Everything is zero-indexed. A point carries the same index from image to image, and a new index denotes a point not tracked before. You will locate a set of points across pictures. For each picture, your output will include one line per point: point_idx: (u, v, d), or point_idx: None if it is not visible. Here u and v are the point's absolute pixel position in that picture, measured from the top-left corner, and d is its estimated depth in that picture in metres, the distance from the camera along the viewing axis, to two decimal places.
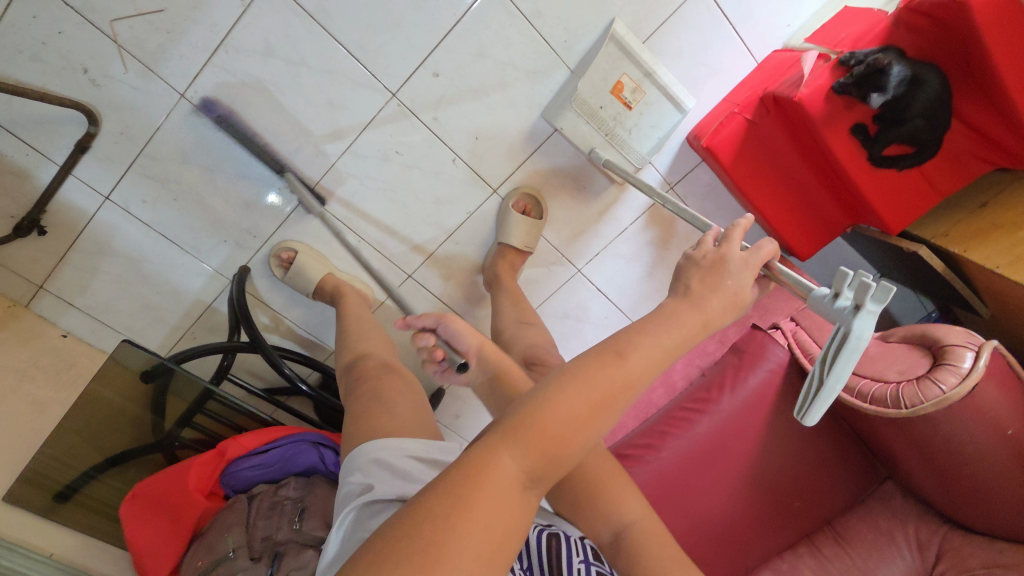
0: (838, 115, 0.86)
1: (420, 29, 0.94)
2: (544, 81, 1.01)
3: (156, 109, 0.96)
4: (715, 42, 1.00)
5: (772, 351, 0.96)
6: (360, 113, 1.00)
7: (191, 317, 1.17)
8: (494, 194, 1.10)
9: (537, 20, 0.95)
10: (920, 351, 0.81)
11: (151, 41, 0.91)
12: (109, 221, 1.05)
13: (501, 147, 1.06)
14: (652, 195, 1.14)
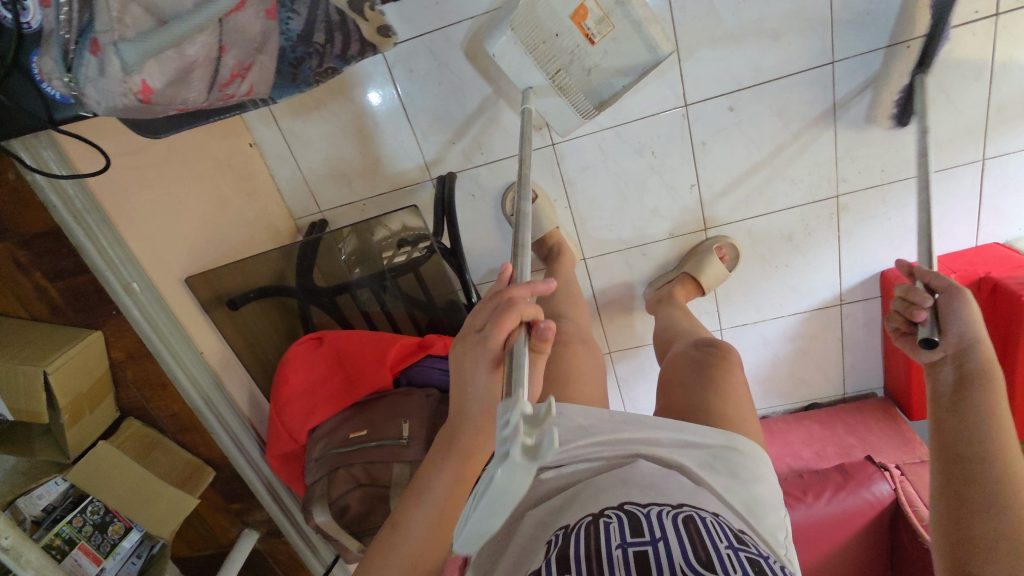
0: None
1: (747, 65, 0.99)
2: (810, 164, 1.06)
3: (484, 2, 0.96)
4: (959, 209, 1.08)
5: (877, 487, 1.05)
6: (648, 102, 1.03)
7: (372, 191, 1.16)
8: (702, 231, 1.15)
9: (841, 113, 1.02)
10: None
11: None
12: (368, 69, 1.03)
13: (737, 196, 1.11)
14: (822, 302, 1.20)
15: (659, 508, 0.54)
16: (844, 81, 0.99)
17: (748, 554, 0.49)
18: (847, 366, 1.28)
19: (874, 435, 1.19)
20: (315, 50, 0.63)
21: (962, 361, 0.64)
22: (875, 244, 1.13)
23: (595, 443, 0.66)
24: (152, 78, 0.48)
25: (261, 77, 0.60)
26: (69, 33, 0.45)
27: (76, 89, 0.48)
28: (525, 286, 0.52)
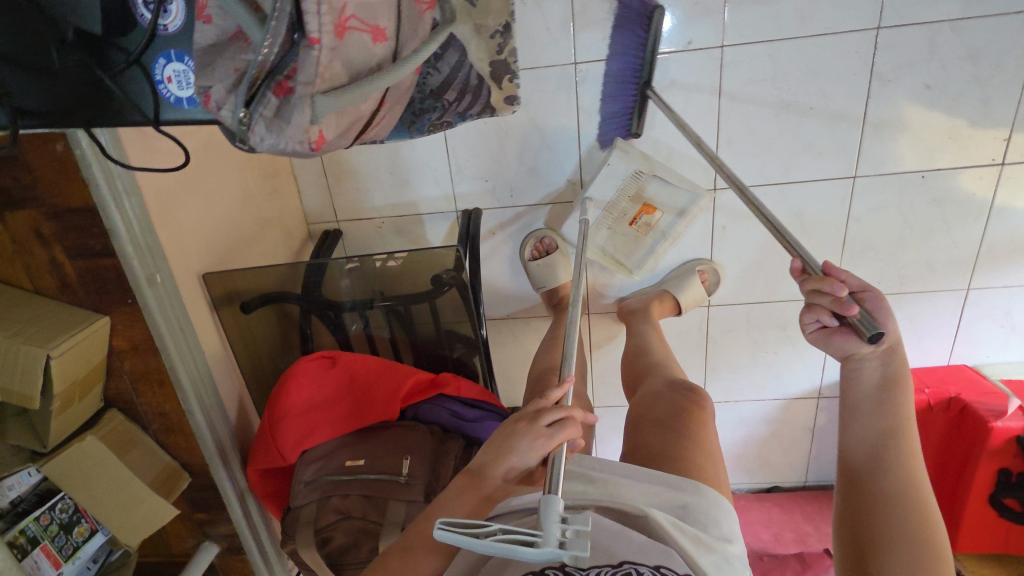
0: (1001, 454, 1.04)
1: (778, 164, 1.05)
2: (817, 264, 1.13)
3: (547, 56, 0.99)
4: (938, 329, 1.17)
5: None
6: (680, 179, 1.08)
7: (393, 212, 1.15)
8: (706, 307, 1.19)
9: (853, 223, 1.09)
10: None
11: (600, 11, 0.96)
12: None
13: (744, 281, 1.16)
14: (801, 392, 1.27)
15: (601, 568, 0.55)
16: (860, 195, 1.06)
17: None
18: (812, 456, 1.34)
19: None
20: (441, 105, 0.59)
21: (888, 360, 0.66)
22: None
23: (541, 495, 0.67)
24: (329, 129, 0.45)
25: (387, 126, 0.55)
26: (260, 70, 0.41)
27: (243, 125, 0.44)
28: (582, 411, 0.62)
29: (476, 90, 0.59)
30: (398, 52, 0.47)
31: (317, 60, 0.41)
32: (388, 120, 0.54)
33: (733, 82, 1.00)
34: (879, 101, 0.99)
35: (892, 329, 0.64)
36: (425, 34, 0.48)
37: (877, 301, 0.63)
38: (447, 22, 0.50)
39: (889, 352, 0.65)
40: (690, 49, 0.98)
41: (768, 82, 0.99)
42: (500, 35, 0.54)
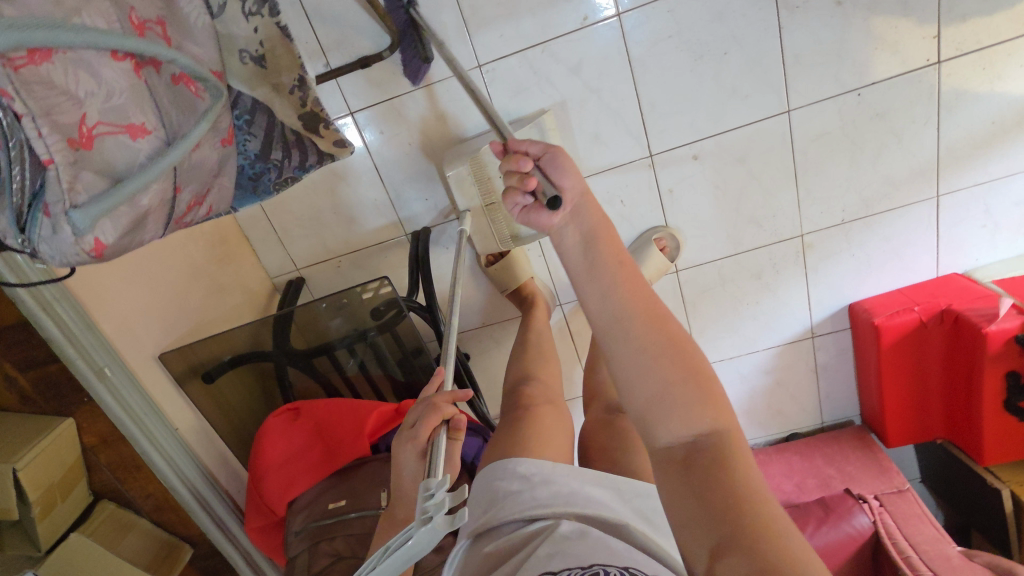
0: (1009, 356, 0.99)
1: (707, 116, 1.02)
2: (774, 205, 1.10)
3: (450, 65, 0.99)
4: (918, 242, 1.12)
5: (857, 520, 1.07)
6: (614, 154, 1.06)
7: (347, 249, 1.16)
8: (674, 272, 1.17)
9: (800, 158, 1.05)
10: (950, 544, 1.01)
11: (490, 9, 0.95)
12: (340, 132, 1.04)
13: (705, 239, 1.14)
14: (795, 335, 1.24)
15: (572, 570, 0.53)
16: (800, 127, 1.03)
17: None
18: (822, 396, 1.31)
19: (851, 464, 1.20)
20: (274, 165, 0.70)
21: (582, 220, 0.58)
22: (841, 276, 1.17)
23: (522, 500, 0.65)
24: (106, 233, 0.46)
25: (218, 197, 0.63)
26: (20, 199, 0.42)
27: (29, 247, 0.45)
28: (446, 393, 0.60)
29: (299, 142, 0.71)
30: (170, 137, 0.52)
31: (61, 181, 0.42)
32: (213, 194, 0.62)
33: (640, 46, 0.97)
34: (794, 30, 0.95)
35: (573, 184, 0.59)
36: (202, 112, 0.56)
37: (555, 158, 0.59)
38: (217, 96, 0.58)
39: (580, 215, 0.58)
40: (588, 24, 0.96)
41: (677, 37, 0.97)
42: (298, 89, 0.67)
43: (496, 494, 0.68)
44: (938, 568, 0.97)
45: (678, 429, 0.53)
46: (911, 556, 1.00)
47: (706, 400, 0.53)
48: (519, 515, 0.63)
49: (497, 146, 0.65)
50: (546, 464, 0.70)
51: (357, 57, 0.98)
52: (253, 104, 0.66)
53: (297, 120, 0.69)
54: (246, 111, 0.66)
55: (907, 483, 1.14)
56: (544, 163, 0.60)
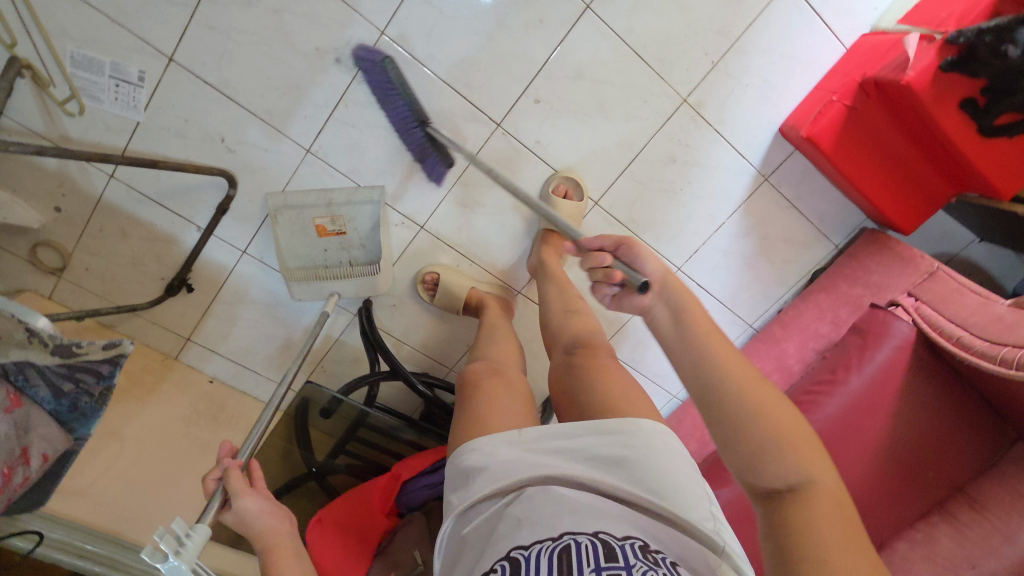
0: (952, 86, 0.88)
1: (522, 60, 0.99)
2: (640, 92, 1.04)
3: (286, 166, 1.04)
4: (803, 33, 1.02)
5: (896, 326, 0.98)
6: (467, 144, 1.05)
7: (320, 353, 1.25)
8: (594, 204, 1.14)
9: (631, 37, 1.00)
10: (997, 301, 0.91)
11: (281, 102, 0.99)
12: (247, 271, 1.14)
13: (600, 161, 1.10)
14: (748, 188, 1.16)
15: (542, 544, 0.58)
16: (611, 12, 0.97)
17: (610, 569, 0.54)
18: (816, 222, 1.22)
19: (875, 271, 1.11)
20: (77, 393, 0.61)
21: (664, 296, 0.80)
22: (751, 111, 1.08)
23: (489, 474, 0.67)
24: None
25: (47, 442, 0.63)
26: None
27: None
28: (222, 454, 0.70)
29: (73, 374, 0.58)
30: None
31: None
32: (34, 448, 0.62)
33: (420, 44, 0.97)
34: None
35: (656, 269, 0.84)
36: None
37: (629, 251, 0.87)
38: None
39: (664, 292, 0.80)
40: (364, 58, 0.96)
41: (444, 15, 0.95)
42: (26, 337, 0.54)
43: (465, 473, 0.70)
44: (993, 335, 0.87)
45: (782, 475, 0.58)
46: (962, 337, 0.91)
47: (793, 439, 0.60)
48: (488, 492, 0.66)
49: (586, 245, 0.94)
50: (514, 436, 0.72)
51: (215, 209, 1.06)
52: (16, 365, 0.57)
53: (55, 357, 0.55)
54: (13, 373, 0.58)
55: (935, 262, 1.02)
56: (620, 253, 0.88)
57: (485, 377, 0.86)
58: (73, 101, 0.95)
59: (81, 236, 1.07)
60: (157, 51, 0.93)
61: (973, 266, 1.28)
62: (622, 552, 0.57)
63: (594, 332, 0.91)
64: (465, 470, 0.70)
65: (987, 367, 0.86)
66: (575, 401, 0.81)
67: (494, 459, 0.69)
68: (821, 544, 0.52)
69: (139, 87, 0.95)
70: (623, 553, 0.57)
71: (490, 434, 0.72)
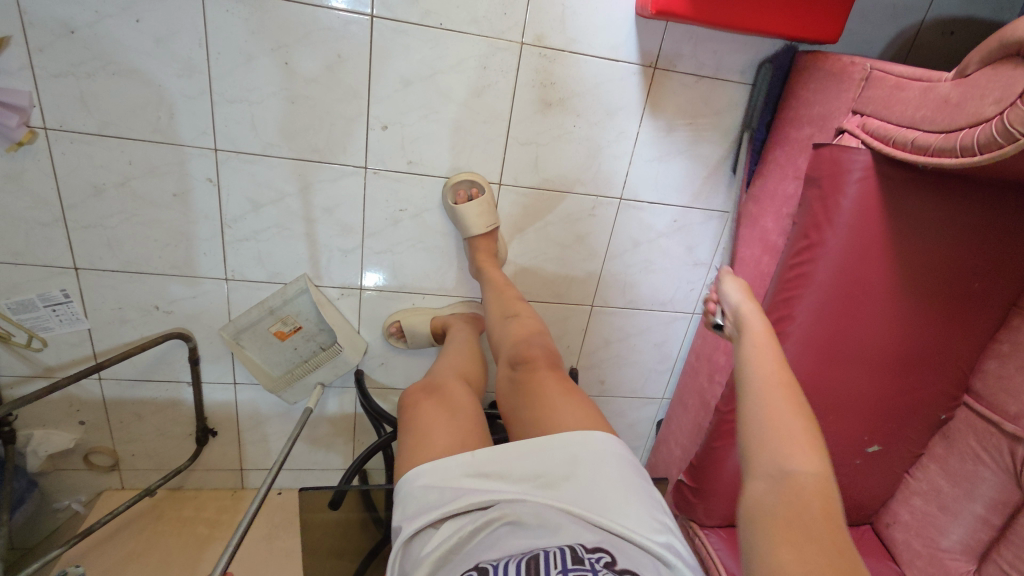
0: None
1: (347, 101, 0.97)
2: (475, 62, 0.97)
3: (218, 300, 1.10)
4: None
5: (853, 160, 0.83)
6: (350, 200, 1.05)
7: (349, 431, 1.32)
8: (499, 185, 1.09)
9: (433, 18, 0.93)
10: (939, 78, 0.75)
11: (180, 253, 1.05)
12: (246, 397, 1.22)
13: (480, 145, 1.05)
14: (642, 88, 1.03)
15: (511, 556, 0.50)
16: (399, 8, 0.91)
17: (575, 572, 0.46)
18: (738, 79, 1.06)
19: (815, 102, 0.94)
20: None
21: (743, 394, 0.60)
22: (595, 13, 0.96)
23: (445, 499, 0.58)
24: None
25: None
26: None
27: None
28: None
29: None
30: None
31: None
32: None
33: (254, 141, 0.97)
34: None
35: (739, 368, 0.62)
36: None
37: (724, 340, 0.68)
38: None
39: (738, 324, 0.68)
40: (216, 179, 0.99)
41: (254, 103, 0.94)
42: None
43: (416, 499, 0.60)
44: (945, 123, 0.72)
45: None
46: (917, 138, 0.75)
47: (790, 451, 0.52)
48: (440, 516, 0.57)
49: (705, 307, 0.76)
50: (463, 457, 0.63)
51: (187, 363, 1.15)
52: None
53: None
54: None
55: (867, 63, 0.85)
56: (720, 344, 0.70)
57: (424, 397, 0.76)
58: (35, 339, 1.07)
59: (112, 433, 1.21)
60: (63, 267, 1.02)
61: (951, 22, 1.05)
62: (593, 559, 0.49)
63: (533, 336, 0.87)
64: (416, 499, 0.60)
65: (950, 162, 0.71)
66: (521, 412, 0.78)
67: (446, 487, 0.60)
68: (772, 542, 0.46)
69: (70, 302, 1.06)
70: (594, 560, 0.48)
71: (437, 461, 0.63)
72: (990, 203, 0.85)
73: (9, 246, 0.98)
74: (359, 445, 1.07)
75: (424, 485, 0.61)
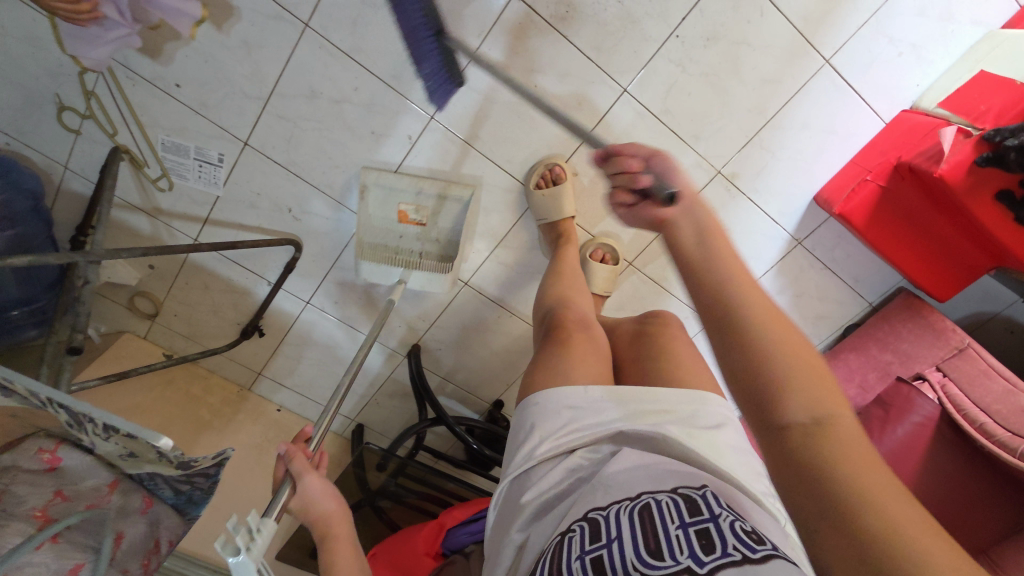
0: (983, 179, 0.88)
1: (559, 138, 1.06)
2: (675, 164, 1.09)
3: (345, 230, 1.15)
4: (843, 107, 1.04)
5: (923, 406, 1.02)
6: (508, 213, 1.14)
7: (374, 387, 1.37)
8: (628, 263, 1.20)
9: (667, 117, 1.04)
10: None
11: (342, 178, 1.09)
12: (309, 319, 1.26)
13: (636, 225, 1.16)
14: (781, 251, 1.19)
15: (621, 504, 0.56)
16: (647, 96, 1.02)
17: (699, 525, 0.51)
18: (849, 282, 1.23)
19: (906, 339, 1.08)
20: None
21: None
22: (784, 183, 1.11)
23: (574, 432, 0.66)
24: (124, 530, 0.60)
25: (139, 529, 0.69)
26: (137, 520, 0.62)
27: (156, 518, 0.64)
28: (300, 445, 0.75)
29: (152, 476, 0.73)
30: None
31: (135, 523, 0.62)
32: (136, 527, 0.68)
33: (467, 127, 1.04)
34: (579, 31, 0.96)
35: None
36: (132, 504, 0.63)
37: None
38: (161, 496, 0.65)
39: None
40: (416, 140, 1.05)
41: (489, 101, 1.02)
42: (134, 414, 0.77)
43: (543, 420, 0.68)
44: (1014, 426, 0.97)
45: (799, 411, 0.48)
46: (985, 423, 0.99)
47: (789, 346, 0.52)
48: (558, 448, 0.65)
49: None
50: (579, 391, 0.70)
51: (282, 266, 1.18)
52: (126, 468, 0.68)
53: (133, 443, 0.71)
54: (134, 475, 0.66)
55: (966, 338, 1.04)
56: None
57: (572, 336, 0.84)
58: (165, 179, 1.08)
59: (171, 289, 1.22)
60: (233, 136, 1.04)
61: (1017, 324, 1.25)
62: (704, 502, 0.54)
63: None
64: (528, 421, 0.69)
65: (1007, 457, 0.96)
66: None
67: (563, 417, 0.68)
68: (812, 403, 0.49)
69: (219, 167, 1.07)
70: (707, 506, 0.53)
71: (556, 387, 0.70)
72: (991, 511, 1.00)
73: (201, 96, 1.00)
74: (412, 417, 1.15)
75: (540, 410, 0.69)
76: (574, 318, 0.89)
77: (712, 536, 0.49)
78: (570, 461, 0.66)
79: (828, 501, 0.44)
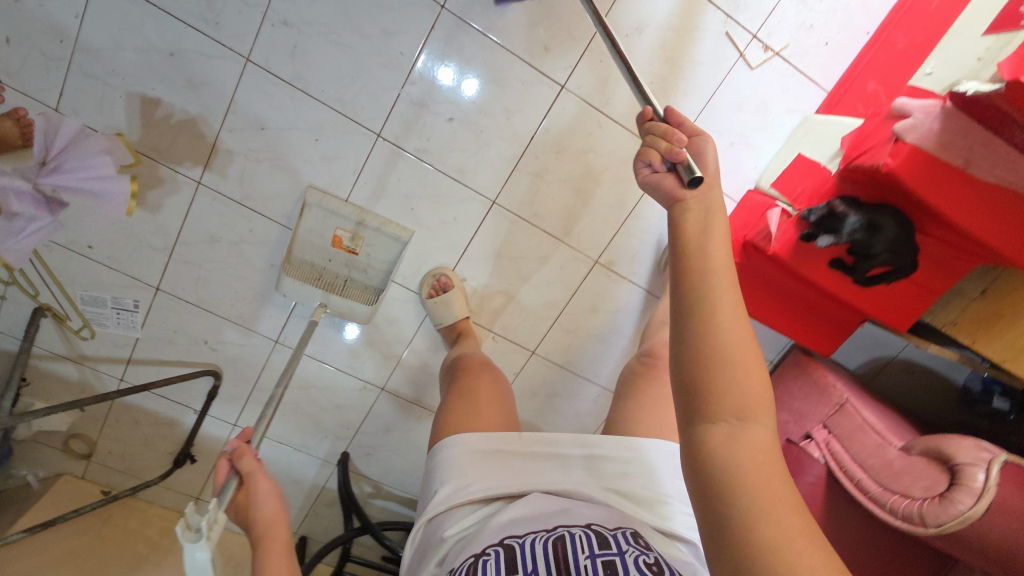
0: (815, 252, 0.97)
1: (444, 249, 1.15)
2: (552, 260, 1.17)
3: (258, 353, 1.22)
4: None
5: (812, 466, 1.08)
6: (410, 319, 1.22)
7: (310, 497, 1.39)
8: (532, 352, 1.26)
9: (537, 221, 1.14)
10: (939, 469, 0.91)
11: (249, 308, 1.17)
12: (237, 440, 1.31)
13: (530, 317, 1.23)
14: None
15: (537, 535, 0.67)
16: (514, 204, 1.12)
17: (605, 557, 0.63)
18: None
19: (795, 398, 1.16)
20: None
21: (707, 205, 0.63)
22: (659, 263, 1.20)
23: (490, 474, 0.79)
24: None
25: None
26: None
27: None
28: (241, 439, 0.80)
29: None
30: None
31: None
32: None
33: None
34: (442, 157, 1.07)
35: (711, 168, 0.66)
36: None
37: (701, 146, 0.68)
38: None
39: (707, 204, 0.63)
40: None
41: None
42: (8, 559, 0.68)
43: (455, 464, 0.80)
44: (886, 480, 0.98)
45: (725, 419, 0.52)
46: (862, 479, 1.01)
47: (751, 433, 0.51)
48: (485, 493, 0.76)
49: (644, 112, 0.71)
50: (500, 437, 0.84)
51: (204, 394, 1.25)
52: None
53: None
54: None
55: (845, 393, 1.08)
56: (692, 145, 0.68)
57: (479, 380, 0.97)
58: (87, 329, 1.17)
59: (103, 427, 1.27)
60: (145, 284, 1.13)
61: (915, 364, 1.31)
62: (614, 540, 0.67)
63: None
64: (445, 464, 0.81)
65: (881, 513, 0.97)
66: None
67: (482, 460, 0.80)
68: (748, 473, 0.49)
69: (135, 312, 1.16)
70: (614, 542, 0.66)
71: (476, 431, 0.84)
72: (906, 553, 1.02)
73: (112, 254, 1.10)
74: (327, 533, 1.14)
75: (455, 451, 0.82)
76: (478, 361, 1.03)
77: (617, 567, 0.61)
78: (487, 508, 0.76)
79: (710, 492, 0.50)
